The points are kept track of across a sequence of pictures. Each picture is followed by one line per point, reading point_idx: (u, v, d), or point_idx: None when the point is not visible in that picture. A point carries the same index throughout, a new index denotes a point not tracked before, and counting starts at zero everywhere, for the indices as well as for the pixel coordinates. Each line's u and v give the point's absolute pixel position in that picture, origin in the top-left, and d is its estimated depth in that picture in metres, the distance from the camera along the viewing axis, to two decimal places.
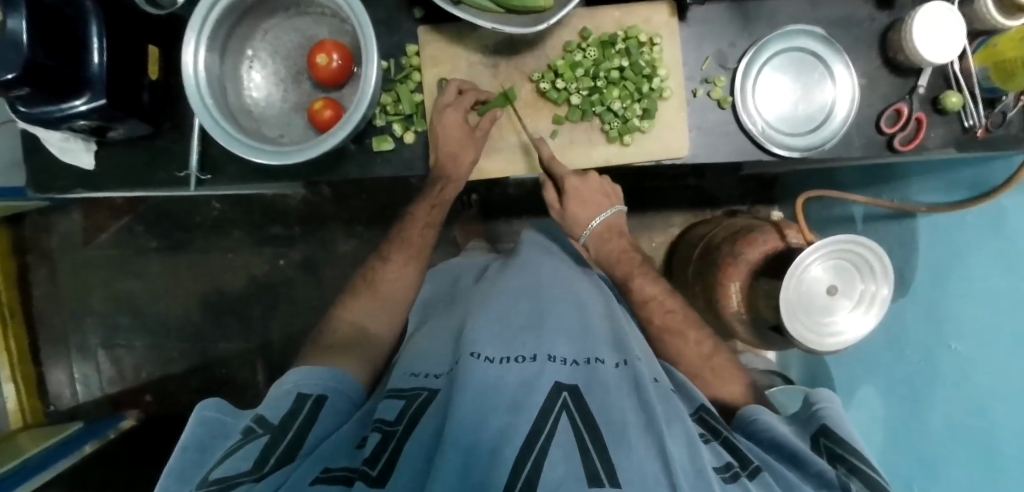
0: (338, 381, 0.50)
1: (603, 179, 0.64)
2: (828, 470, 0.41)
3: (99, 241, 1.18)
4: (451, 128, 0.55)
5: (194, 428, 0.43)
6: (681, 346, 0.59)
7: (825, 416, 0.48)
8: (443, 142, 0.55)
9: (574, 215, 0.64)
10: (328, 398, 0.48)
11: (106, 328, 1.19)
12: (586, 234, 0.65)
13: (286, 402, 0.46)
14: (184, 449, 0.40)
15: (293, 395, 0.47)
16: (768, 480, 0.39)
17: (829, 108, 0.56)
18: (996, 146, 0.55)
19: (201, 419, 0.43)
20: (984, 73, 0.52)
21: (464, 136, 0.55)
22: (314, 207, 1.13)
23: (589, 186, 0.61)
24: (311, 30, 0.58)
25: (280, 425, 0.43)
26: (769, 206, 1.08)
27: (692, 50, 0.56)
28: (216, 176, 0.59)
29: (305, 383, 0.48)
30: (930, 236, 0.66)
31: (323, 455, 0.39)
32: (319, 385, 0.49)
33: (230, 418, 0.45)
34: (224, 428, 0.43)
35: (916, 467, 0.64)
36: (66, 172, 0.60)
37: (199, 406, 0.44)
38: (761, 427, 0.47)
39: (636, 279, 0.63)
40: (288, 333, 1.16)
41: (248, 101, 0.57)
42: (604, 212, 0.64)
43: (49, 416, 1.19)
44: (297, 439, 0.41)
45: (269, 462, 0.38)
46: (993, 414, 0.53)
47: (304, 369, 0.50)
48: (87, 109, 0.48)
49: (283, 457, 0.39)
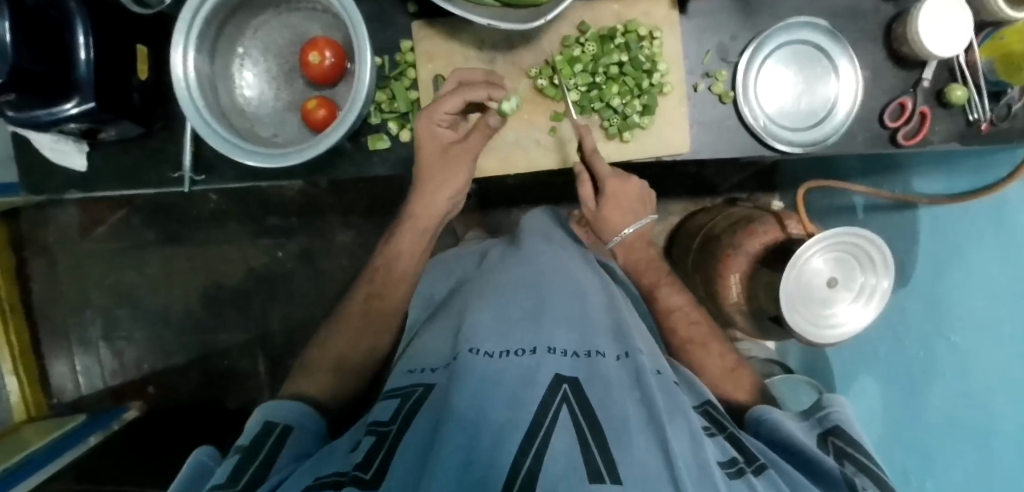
0: (304, 413, 0.51)
1: (642, 185, 0.61)
2: (836, 469, 0.40)
3: (95, 234, 1.18)
4: (428, 140, 0.52)
5: (188, 473, 0.43)
6: (702, 357, 0.60)
7: (836, 419, 0.48)
8: (424, 151, 0.53)
9: (603, 217, 0.61)
10: (295, 428, 0.48)
11: (107, 321, 1.20)
12: (615, 240, 0.62)
13: (254, 430, 0.46)
14: (177, 490, 0.41)
15: (260, 421, 0.48)
16: (774, 477, 0.39)
17: (831, 103, 0.55)
18: (999, 139, 0.54)
19: (195, 463, 0.44)
20: (990, 66, 0.51)
21: (441, 149, 0.53)
22: (311, 198, 1.12)
23: (627, 190, 0.58)
24: (303, 26, 0.56)
25: (251, 443, 0.44)
26: (769, 193, 1.07)
27: (693, 43, 0.55)
28: (210, 176, 0.58)
29: (273, 412, 0.49)
30: (930, 228, 0.66)
31: (311, 466, 0.40)
32: (286, 415, 0.49)
33: (209, 458, 0.45)
34: (210, 473, 0.43)
35: (916, 454, 0.65)
36: (57, 172, 0.59)
37: (194, 454, 0.45)
38: (771, 427, 0.47)
39: (662, 287, 0.64)
40: (288, 325, 1.16)
41: (241, 101, 0.56)
42: (639, 221, 0.61)
43: (53, 408, 1.21)
44: (269, 459, 0.42)
45: (247, 473, 0.40)
46: (997, 401, 0.54)
47: (269, 404, 0.51)
48: (78, 113, 0.47)
49: (259, 468, 0.41)
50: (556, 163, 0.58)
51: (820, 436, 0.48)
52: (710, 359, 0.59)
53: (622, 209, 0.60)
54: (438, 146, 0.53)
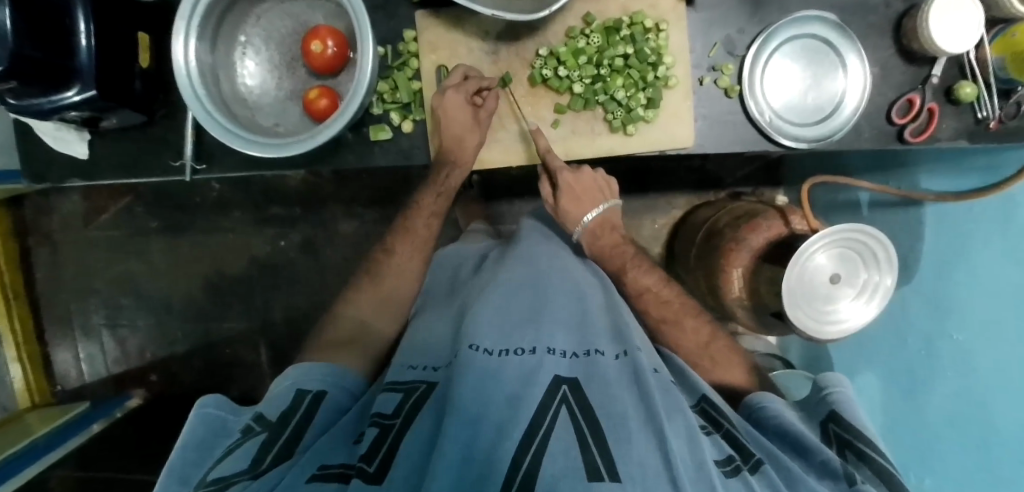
0: (338, 376, 0.51)
1: (596, 174, 0.65)
2: (835, 459, 0.40)
3: (98, 223, 1.18)
4: (454, 110, 0.53)
5: (193, 424, 0.44)
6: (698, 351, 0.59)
7: (834, 401, 0.49)
8: (447, 125, 0.54)
9: (564, 209, 0.63)
10: (327, 394, 0.49)
11: (110, 309, 1.21)
12: (580, 230, 0.64)
13: (287, 399, 0.47)
14: (184, 448, 0.41)
15: (291, 390, 0.48)
16: (771, 474, 0.38)
17: (839, 99, 0.54)
18: (1006, 138, 0.54)
19: (200, 415, 0.44)
20: (1000, 63, 0.50)
21: (469, 119, 0.54)
22: (314, 187, 1.12)
23: (583, 182, 0.62)
24: (305, 14, 0.56)
25: (278, 421, 0.43)
26: (774, 188, 1.06)
27: (700, 36, 0.54)
28: (212, 166, 0.58)
29: (303, 380, 0.49)
30: (937, 227, 0.66)
31: (320, 451, 0.39)
32: (319, 381, 0.50)
33: (229, 415, 0.46)
34: (219, 424, 0.44)
35: (915, 456, 0.66)
36: (59, 161, 0.59)
37: (199, 403, 0.45)
38: (770, 413, 0.47)
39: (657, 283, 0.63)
40: (290, 314, 1.17)
41: (243, 90, 0.55)
42: (598, 206, 0.64)
43: (57, 395, 1.22)
44: (296, 435, 0.42)
45: (266, 458, 0.39)
46: (993, 406, 0.55)
47: (302, 367, 0.51)
48: (79, 101, 0.47)
49: (281, 452, 0.40)
50: (528, 159, 0.58)
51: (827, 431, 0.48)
52: (713, 352, 0.58)
53: (580, 201, 0.63)
54: (454, 133, 0.54)
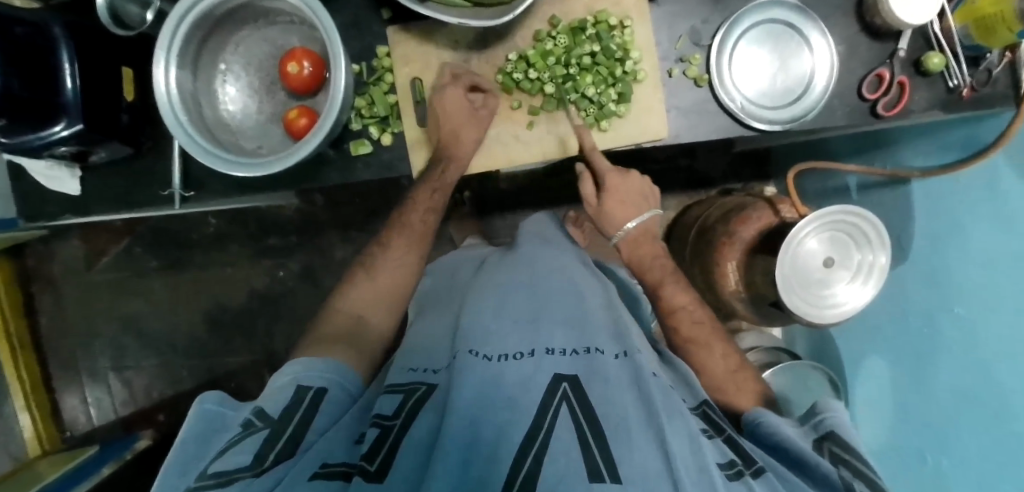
0: (342, 376, 0.51)
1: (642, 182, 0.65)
2: (832, 472, 0.38)
3: (101, 266, 1.20)
4: (453, 105, 0.55)
5: (194, 420, 0.44)
6: (697, 345, 0.58)
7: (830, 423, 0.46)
8: (445, 120, 0.55)
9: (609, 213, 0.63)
10: (329, 391, 0.48)
11: (115, 352, 1.21)
12: (620, 236, 0.64)
13: (287, 396, 0.46)
14: (183, 442, 0.41)
15: (292, 386, 0.48)
16: (773, 479, 0.38)
17: (808, 79, 0.55)
18: (981, 104, 0.54)
19: (201, 412, 0.44)
20: (965, 32, 0.50)
21: (466, 112, 0.55)
22: (309, 216, 1.13)
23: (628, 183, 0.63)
24: (281, 39, 0.58)
25: (281, 418, 0.43)
26: (764, 182, 1.07)
27: (665, 30, 0.56)
28: (201, 191, 0.59)
29: (302, 375, 0.49)
30: (923, 200, 0.66)
31: (324, 450, 0.38)
32: (322, 378, 0.49)
33: (230, 411, 0.45)
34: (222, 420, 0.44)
35: (927, 438, 0.63)
36: (52, 200, 0.60)
37: (201, 399, 0.45)
38: (768, 431, 0.45)
39: (658, 282, 0.62)
40: (293, 343, 1.17)
41: (225, 116, 0.57)
42: (642, 215, 0.64)
43: (66, 442, 1.21)
44: (296, 436, 0.41)
45: (269, 456, 0.38)
46: (995, 378, 0.53)
47: (302, 361, 0.51)
48: (67, 135, 0.48)
49: (281, 450, 0.39)
50: (504, 162, 0.59)
51: (817, 442, 0.45)
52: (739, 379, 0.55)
53: (625, 206, 0.63)
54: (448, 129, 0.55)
